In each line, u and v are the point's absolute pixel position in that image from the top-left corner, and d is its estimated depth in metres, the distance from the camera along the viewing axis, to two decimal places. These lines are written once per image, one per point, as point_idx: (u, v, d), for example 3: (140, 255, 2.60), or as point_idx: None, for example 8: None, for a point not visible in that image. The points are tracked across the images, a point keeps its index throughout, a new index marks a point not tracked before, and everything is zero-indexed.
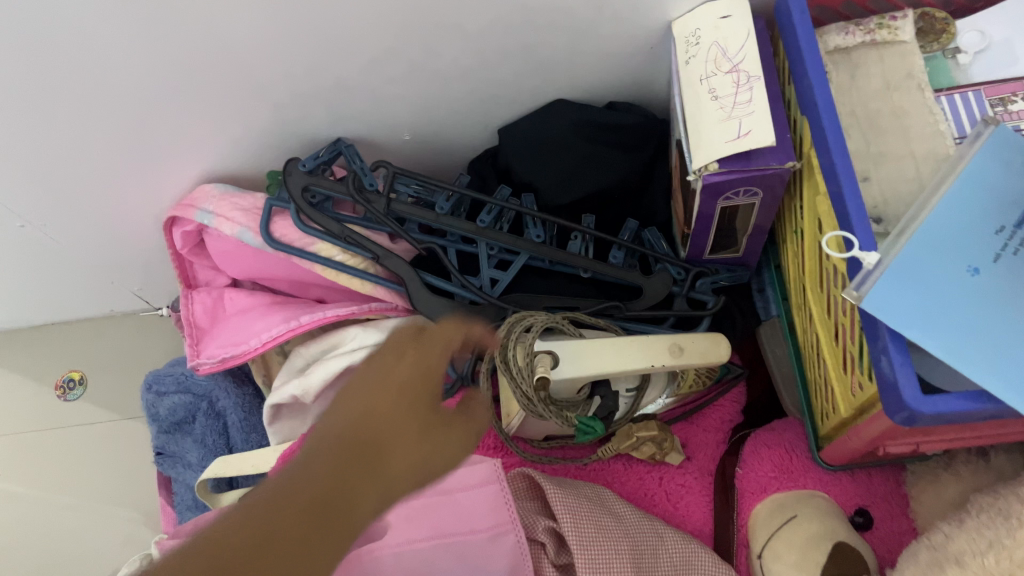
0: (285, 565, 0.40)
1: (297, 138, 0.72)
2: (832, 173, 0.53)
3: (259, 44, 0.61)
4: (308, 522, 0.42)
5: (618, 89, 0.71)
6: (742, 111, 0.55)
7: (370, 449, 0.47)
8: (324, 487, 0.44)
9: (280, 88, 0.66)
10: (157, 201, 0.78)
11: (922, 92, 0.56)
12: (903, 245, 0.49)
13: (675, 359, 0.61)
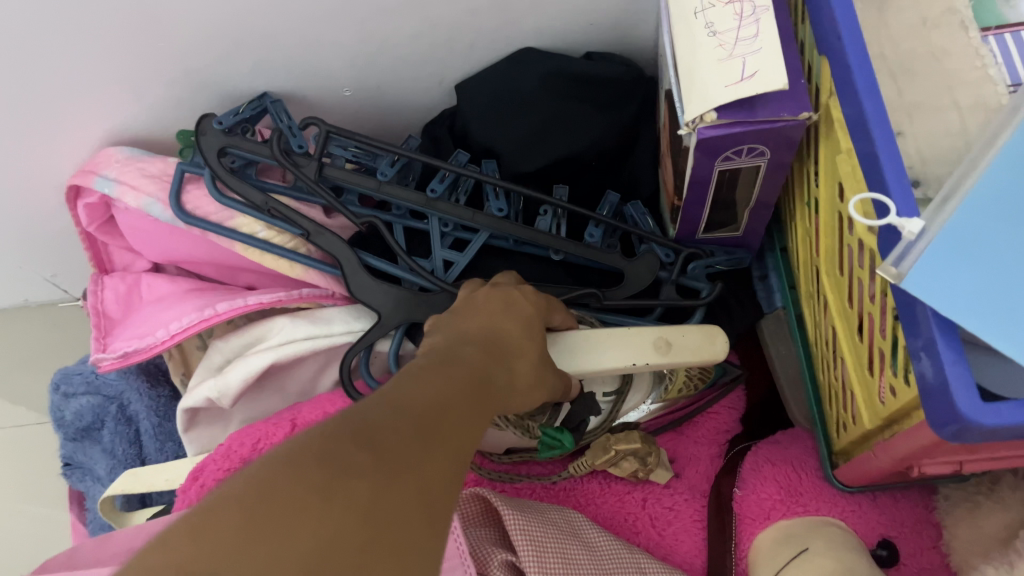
0: (432, 467, 0.32)
1: (217, 94, 0.61)
2: (860, 123, 0.42)
3: None
4: (429, 462, 0.32)
5: (598, 36, 0.60)
6: (745, 49, 0.44)
7: (483, 388, 0.39)
8: (443, 424, 0.34)
9: (191, 33, 0.55)
10: (55, 171, 0.66)
11: (965, 31, 0.46)
12: (954, 210, 0.38)
13: (662, 357, 0.50)
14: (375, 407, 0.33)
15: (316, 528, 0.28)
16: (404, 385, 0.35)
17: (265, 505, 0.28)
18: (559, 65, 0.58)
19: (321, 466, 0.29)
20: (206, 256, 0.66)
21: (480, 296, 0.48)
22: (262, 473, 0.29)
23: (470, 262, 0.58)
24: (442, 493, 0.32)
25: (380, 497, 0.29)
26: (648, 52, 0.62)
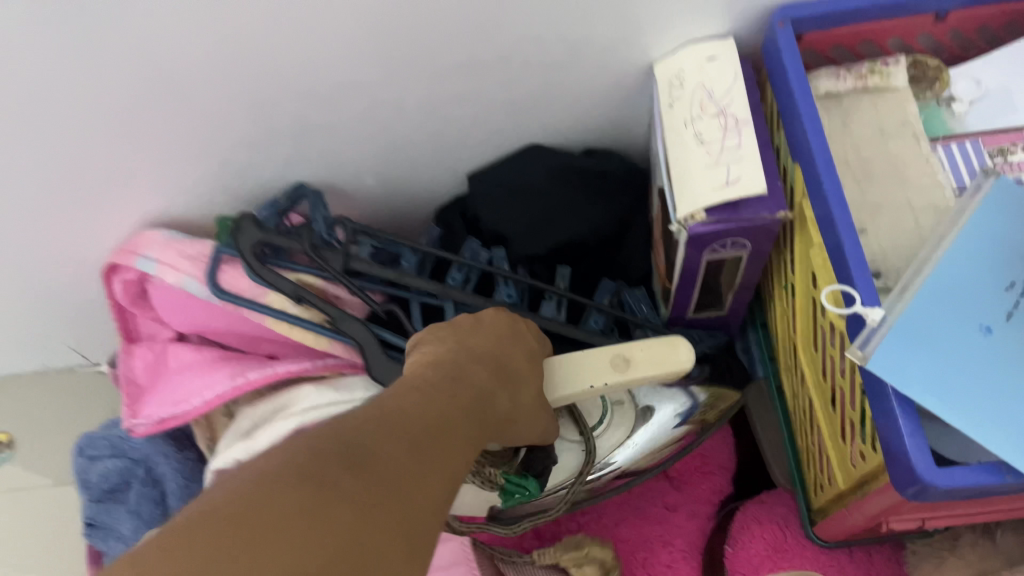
0: (416, 498, 0.34)
1: (252, 182, 0.68)
2: (829, 223, 0.49)
3: (206, 82, 0.56)
4: (405, 504, 0.33)
5: (596, 133, 0.67)
6: (730, 157, 0.52)
7: (482, 412, 0.42)
8: (427, 468, 0.36)
9: (233, 129, 0.62)
10: (95, 249, 0.72)
11: (918, 141, 0.53)
12: (909, 300, 0.45)
13: (620, 373, 0.53)
14: (368, 439, 0.35)
15: (308, 540, 0.30)
16: (402, 412, 0.37)
17: (245, 524, 0.30)
18: (563, 160, 0.65)
19: (303, 494, 0.31)
20: (235, 328, 0.71)
21: (498, 315, 0.51)
22: (255, 484, 0.32)
23: None
24: (428, 522, 0.34)
25: (361, 522, 0.32)
26: (641, 147, 0.70)
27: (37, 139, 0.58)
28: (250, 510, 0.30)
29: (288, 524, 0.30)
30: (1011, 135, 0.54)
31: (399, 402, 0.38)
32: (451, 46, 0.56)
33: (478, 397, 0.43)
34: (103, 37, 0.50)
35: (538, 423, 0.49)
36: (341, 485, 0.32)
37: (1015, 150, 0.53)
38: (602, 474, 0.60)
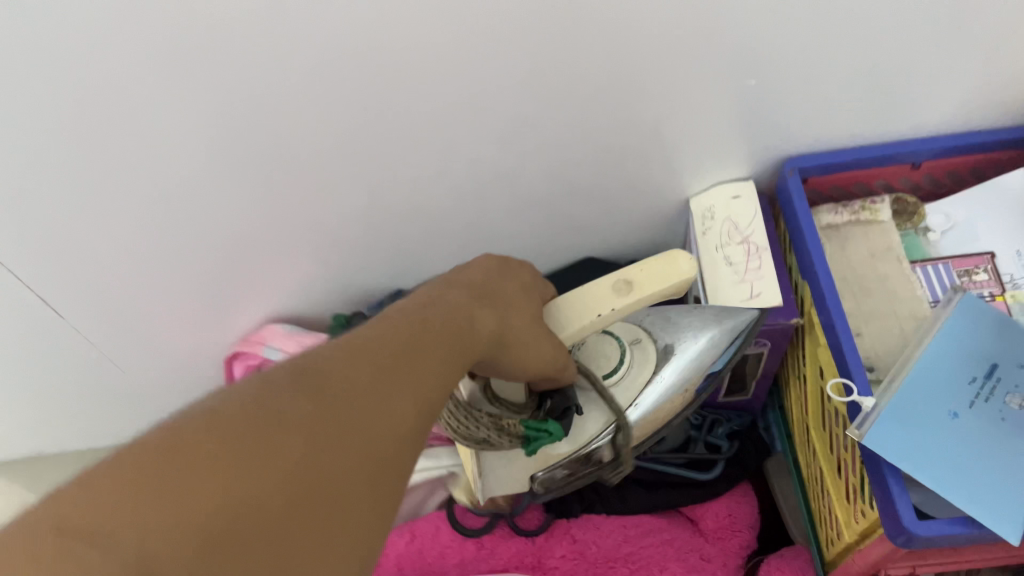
0: (377, 434, 0.34)
1: (360, 287, 0.83)
2: (831, 327, 0.63)
3: (339, 218, 0.71)
4: (366, 436, 0.33)
5: (641, 247, 0.83)
6: (753, 276, 0.67)
7: (465, 351, 0.42)
8: (395, 395, 0.36)
9: (350, 249, 0.76)
10: (223, 341, 0.86)
11: (901, 263, 0.68)
12: (895, 392, 0.59)
13: (626, 295, 0.52)
14: (328, 371, 0.34)
15: (250, 479, 0.29)
16: (370, 341, 0.37)
17: (179, 453, 0.29)
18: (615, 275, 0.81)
19: (252, 426, 0.30)
20: None
21: (486, 263, 0.49)
22: (192, 420, 0.30)
23: None
24: (389, 461, 0.35)
25: (312, 460, 0.31)
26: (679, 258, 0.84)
27: (213, 264, 0.74)
28: (190, 442, 0.29)
29: (233, 456, 0.29)
30: (974, 258, 0.68)
31: (365, 333, 0.38)
32: (532, 187, 0.72)
33: (458, 329, 0.41)
34: (268, 189, 0.65)
35: (542, 356, 0.48)
36: (295, 416, 0.32)
37: (977, 271, 0.67)
38: (639, 421, 0.60)
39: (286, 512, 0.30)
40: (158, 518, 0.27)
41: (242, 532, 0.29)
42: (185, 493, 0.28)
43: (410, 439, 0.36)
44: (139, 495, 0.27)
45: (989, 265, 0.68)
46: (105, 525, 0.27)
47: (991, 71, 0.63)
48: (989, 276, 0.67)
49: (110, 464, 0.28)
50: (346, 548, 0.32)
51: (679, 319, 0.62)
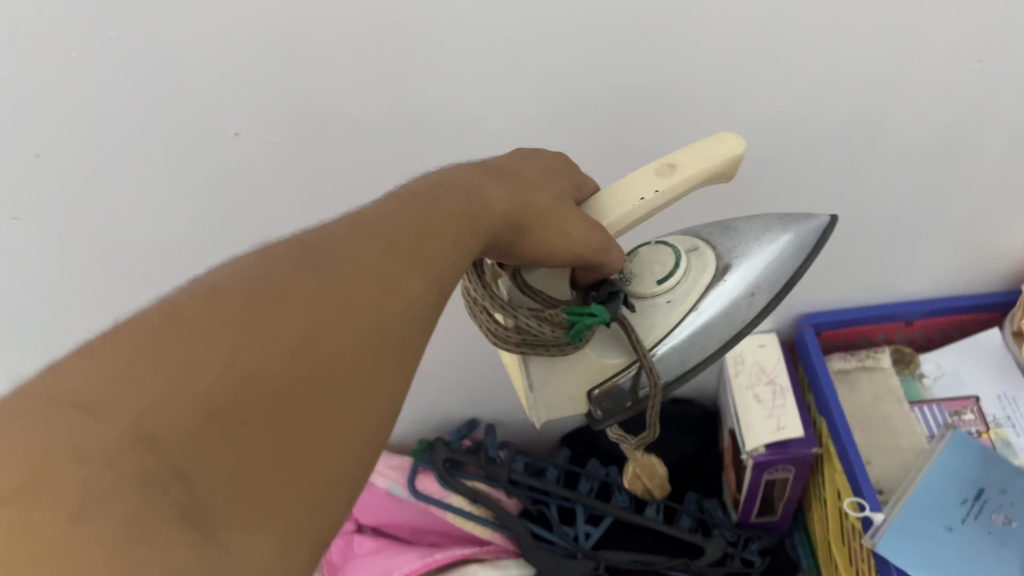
0: (385, 309, 0.33)
1: (449, 407, 1.01)
2: (846, 455, 0.76)
3: (436, 345, 0.90)
4: (366, 311, 0.32)
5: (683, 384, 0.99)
6: (778, 411, 0.81)
7: (483, 230, 0.41)
8: (403, 271, 0.35)
9: (442, 374, 0.95)
10: None
11: (901, 404, 0.82)
12: (900, 508, 0.71)
13: (673, 175, 0.49)
14: (333, 248, 0.34)
15: (250, 346, 0.29)
16: (377, 223, 0.36)
17: (180, 324, 0.28)
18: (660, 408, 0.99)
19: (252, 298, 0.30)
20: (414, 519, 0.96)
21: (511, 156, 0.48)
22: (194, 293, 0.30)
23: (602, 534, 0.90)
24: (398, 334, 0.33)
25: (317, 330, 0.31)
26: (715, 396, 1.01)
27: None
28: (189, 310, 0.29)
29: (231, 323, 0.29)
30: (962, 401, 0.82)
31: (371, 216, 0.37)
32: None
33: (468, 211, 0.40)
34: None
35: (573, 234, 0.46)
36: (296, 289, 0.31)
37: (964, 411, 0.81)
38: (697, 346, 0.51)
39: (292, 378, 0.29)
40: (165, 371, 0.27)
41: (243, 393, 0.28)
42: (186, 358, 0.27)
43: (415, 316, 0.35)
44: (143, 362, 0.27)
45: (975, 406, 0.81)
46: (107, 384, 0.26)
47: (956, 255, 0.82)
48: (975, 415, 0.81)
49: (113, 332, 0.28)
50: (354, 423, 0.31)
51: (739, 225, 0.54)
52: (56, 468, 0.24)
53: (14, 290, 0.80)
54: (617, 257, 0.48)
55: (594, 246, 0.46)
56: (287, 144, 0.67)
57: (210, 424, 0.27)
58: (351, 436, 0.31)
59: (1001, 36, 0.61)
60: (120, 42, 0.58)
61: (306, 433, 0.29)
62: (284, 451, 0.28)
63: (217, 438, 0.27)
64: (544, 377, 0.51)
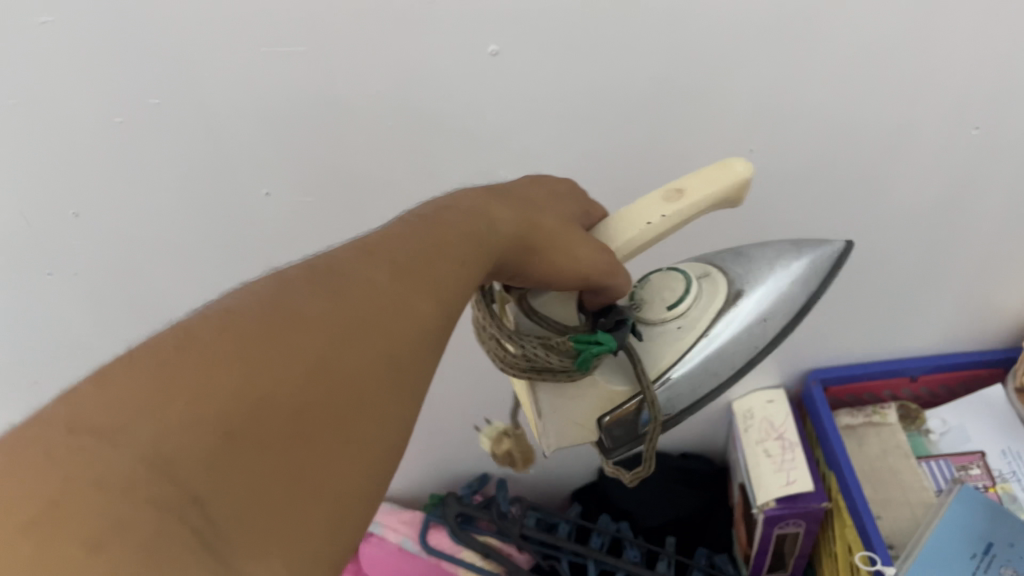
0: (398, 331, 0.33)
1: (460, 463, 1.03)
2: (857, 510, 0.77)
3: (449, 401, 0.92)
4: (379, 333, 0.32)
5: (692, 439, 1.01)
6: (788, 465, 0.83)
7: (491, 245, 0.42)
8: (413, 295, 0.35)
9: (454, 429, 0.97)
10: None
11: (909, 459, 0.83)
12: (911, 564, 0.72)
13: (681, 199, 0.51)
14: (344, 274, 0.34)
15: (266, 369, 0.28)
16: (385, 249, 0.37)
17: (194, 348, 0.28)
18: (669, 463, 1.00)
19: (267, 320, 0.30)
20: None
21: (522, 182, 0.51)
22: (205, 319, 0.30)
23: None
24: (411, 357, 0.33)
25: (333, 352, 0.30)
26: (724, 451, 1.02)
27: None
28: (201, 336, 0.29)
29: (245, 345, 0.29)
30: (968, 456, 0.83)
31: (376, 244, 0.37)
32: None
33: (477, 231, 0.42)
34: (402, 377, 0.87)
35: (577, 257, 0.47)
36: (309, 312, 0.31)
37: (970, 466, 0.83)
38: (710, 373, 0.52)
39: (310, 401, 0.29)
40: (182, 395, 0.26)
41: (259, 415, 0.27)
42: (202, 382, 0.27)
43: (427, 338, 0.35)
44: (159, 388, 0.26)
45: (980, 462, 0.83)
46: (123, 409, 0.26)
47: (959, 314, 0.84)
48: (981, 470, 0.82)
49: (127, 358, 0.28)
50: (370, 445, 0.30)
51: (750, 252, 0.56)
52: (72, 498, 0.23)
53: (43, 347, 0.82)
54: (624, 279, 0.49)
55: (602, 266, 0.48)
56: (318, 206, 0.70)
57: (230, 452, 0.26)
58: (368, 458, 0.30)
59: (998, 106, 0.64)
60: (164, 109, 0.61)
61: (325, 455, 0.28)
62: (302, 474, 0.28)
63: (234, 461, 0.26)
64: (555, 407, 0.52)
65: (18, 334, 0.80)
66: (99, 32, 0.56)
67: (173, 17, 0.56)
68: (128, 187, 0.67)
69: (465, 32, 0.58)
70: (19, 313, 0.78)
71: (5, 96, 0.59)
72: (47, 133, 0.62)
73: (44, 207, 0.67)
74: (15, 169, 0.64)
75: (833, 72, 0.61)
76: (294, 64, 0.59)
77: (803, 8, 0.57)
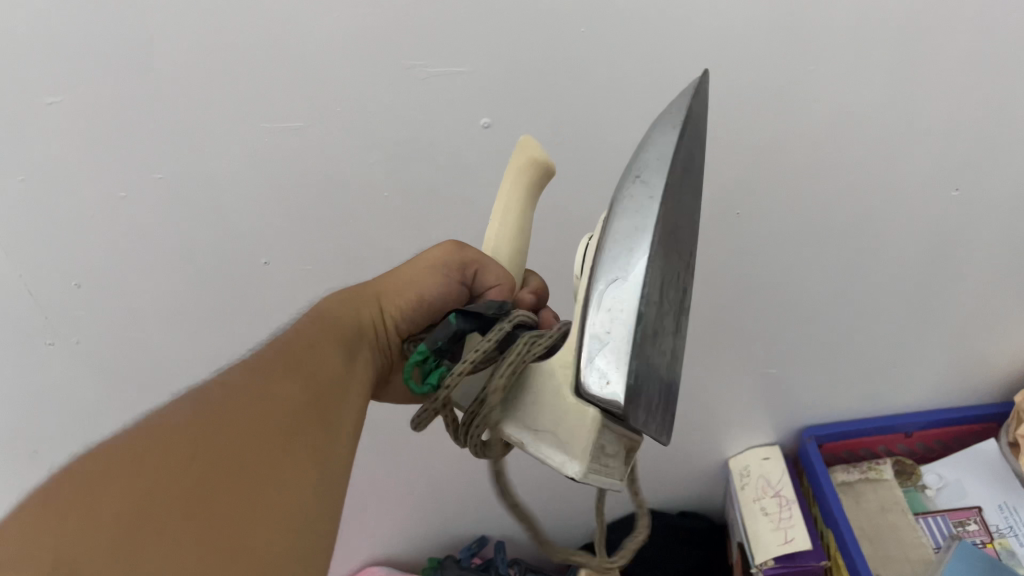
0: (268, 407, 0.37)
1: (459, 526, 1.03)
2: (854, 569, 0.77)
3: (448, 464, 0.92)
4: (252, 411, 0.36)
5: (691, 496, 1.01)
6: (786, 524, 0.83)
7: (353, 320, 0.49)
8: (275, 380, 0.39)
9: (453, 493, 0.97)
10: (339, 568, 1.06)
11: (906, 514, 0.84)
12: None
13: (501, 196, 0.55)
14: (199, 391, 0.37)
15: (147, 465, 0.31)
16: (236, 367, 0.40)
17: (75, 483, 0.30)
18: (668, 521, 1.00)
19: (133, 438, 0.32)
20: None
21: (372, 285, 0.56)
22: (77, 464, 0.31)
23: None
24: (285, 422, 0.37)
25: (204, 436, 0.33)
26: (723, 509, 1.02)
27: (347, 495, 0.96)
28: (74, 479, 0.30)
29: (118, 465, 0.31)
30: (965, 511, 0.84)
31: (236, 364, 0.41)
32: None
33: (319, 319, 0.48)
34: (401, 442, 0.88)
35: (415, 270, 0.53)
36: (172, 421, 0.34)
37: (967, 522, 0.83)
38: (624, 253, 0.34)
39: (201, 473, 0.31)
40: (71, 518, 0.28)
41: (153, 509, 0.29)
42: (89, 500, 0.29)
43: (299, 410, 0.38)
44: (45, 520, 0.28)
45: (978, 516, 0.83)
46: (18, 547, 0.27)
47: (950, 369, 0.86)
48: (979, 525, 0.82)
49: (14, 515, 0.29)
50: (281, 503, 0.33)
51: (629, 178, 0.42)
52: None
53: (42, 419, 0.83)
54: (476, 253, 0.53)
55: (444, 266, 0.53)
56: (317, 275, 0.71)
57: (135, 535, 0.28)
58: (283, 517, 0.32)
59: (975, 167, 0.66)
60: (168, 185, 0.63)
61: (235, 520, 0.30)
62: (229, 536, 0.29)
63: (145, 547, 0.27)
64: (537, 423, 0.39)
65: (20, 405, 0.81)
66: (105, 111, 0.58)
67: (181, 99, 0.58)
68: (131, 257, 0.68)
69: (459, 106, 0.61)
70: (21, 386, 0.79)
71: (13, 174, 0.61)
72: (51, 209, 0.64)
73: (49, 280, 0.68)
74: (20, 246, 0.66)
75: (815, 142, 0.64)
76: (295, 139, 0.62)
77: (785, 80, 0.60)
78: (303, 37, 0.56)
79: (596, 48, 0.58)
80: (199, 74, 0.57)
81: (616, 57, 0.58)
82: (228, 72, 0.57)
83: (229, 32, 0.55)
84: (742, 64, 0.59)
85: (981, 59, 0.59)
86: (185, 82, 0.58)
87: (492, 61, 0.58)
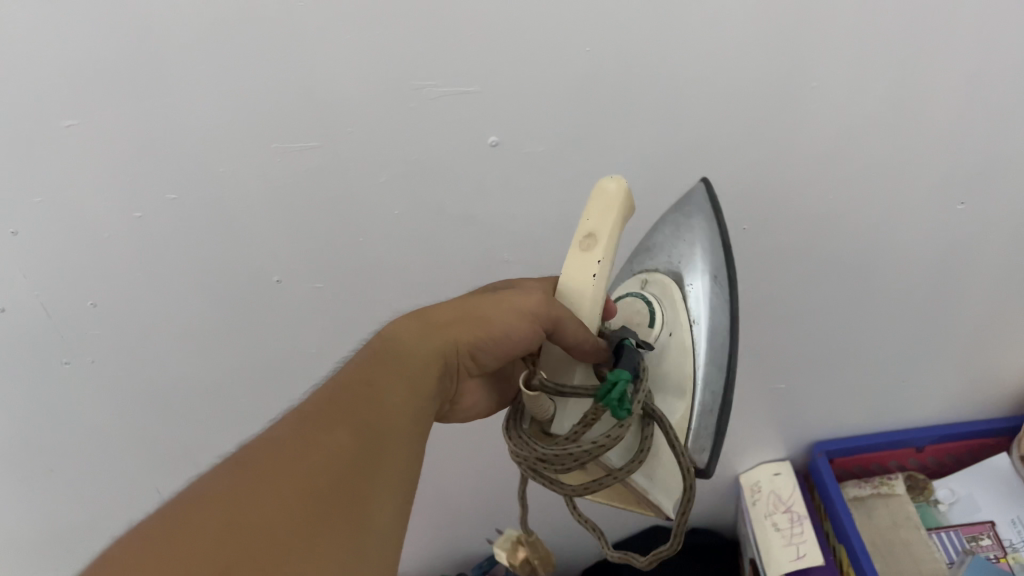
0: (289, 480, 0.40)
1: (472, 543, 1.03)
2: None
3: (458, 482, 0.93)
4: (274, 489, 0.39)
5: (702, 512, 1.01)
6: (798, 539, 0.84)
7: (423, 364, 0.48)
8: (307, 443, 0.42)
9: (463, 509, 0.97)
10: None
11: (919, 529, 0.83)
12: None
13: (592, 248, 0.51)
14: (238, 464, 0.41)
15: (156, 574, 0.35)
16: (279, 430, 0.44)
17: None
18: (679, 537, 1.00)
19: (155, 540, 0.37)
20: None
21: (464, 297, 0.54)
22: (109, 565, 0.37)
23: None
24: (306, 493, 0.40)
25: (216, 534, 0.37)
26: (733, 525, 1.02)
27: None
28: None
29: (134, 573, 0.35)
30: (978, 526, 0.83)
31: (283, 421, 0.44)
32: None
33: (383, 360, 0.47)
34: None
35: (500, 312, 0.51)
36: (196, 511, 0.38)
37: (981, 536, 0.82)
38: (716, 355, 0.52)
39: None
40: None
41: None
42: None
43: (324, 469, 0.41)
44: None
45: (991, 531, 0.83)
46: None
47: (961, 385, 0.86)
48: (992, 540, 0.82)
49: None
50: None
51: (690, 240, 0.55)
52: None
53: (52, 438, 0.83)
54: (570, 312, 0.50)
55: (534, 317, 0.50)
56: (327, 292, 0.72)
57: None
58: None
59: (979, 184, 0.67)
60: (180, 205, 0.64)
61: None
62: None
63: None
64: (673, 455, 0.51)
65: (32, 423, 0.82)
66: (119, 134, 0.60)
67: (196, 122, 0.60)
68: (144, 277, 0.69)
69: (465, 126, 0.62)
70: (35, 403, 0.79)
71: (30, 196, 0.62)
72: (68, 231, 0.65)
73: (65, 299, 0.70)
74: (36, 266, 0.67)
75: (818, 161, 0.65)
76: (305, 159, 0.63)
77: (786, 97, 0.61)
78: (313, 61, 0.57)
79: (600, 71, 0.59)
80: (211, 98, 0.59)
81: (620, 79, 0.59)
82: (239, 98, 0.59)
83: (239, 60, 0.57)
84: (745, 84, 0.60)
85: (980, 75, 0.60)
86: (198, 104, 0.59)
87: (498, 83, 0.59)
